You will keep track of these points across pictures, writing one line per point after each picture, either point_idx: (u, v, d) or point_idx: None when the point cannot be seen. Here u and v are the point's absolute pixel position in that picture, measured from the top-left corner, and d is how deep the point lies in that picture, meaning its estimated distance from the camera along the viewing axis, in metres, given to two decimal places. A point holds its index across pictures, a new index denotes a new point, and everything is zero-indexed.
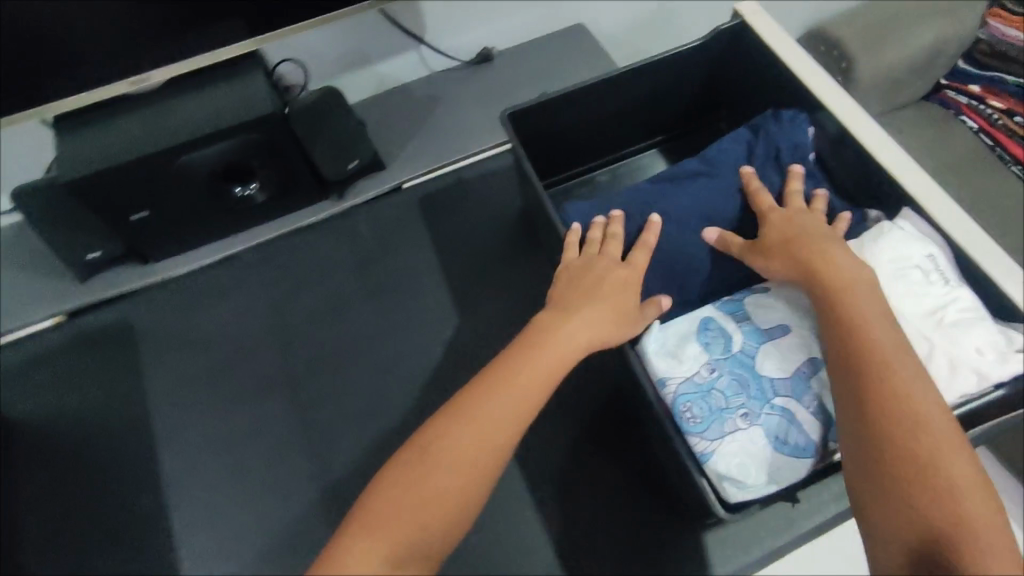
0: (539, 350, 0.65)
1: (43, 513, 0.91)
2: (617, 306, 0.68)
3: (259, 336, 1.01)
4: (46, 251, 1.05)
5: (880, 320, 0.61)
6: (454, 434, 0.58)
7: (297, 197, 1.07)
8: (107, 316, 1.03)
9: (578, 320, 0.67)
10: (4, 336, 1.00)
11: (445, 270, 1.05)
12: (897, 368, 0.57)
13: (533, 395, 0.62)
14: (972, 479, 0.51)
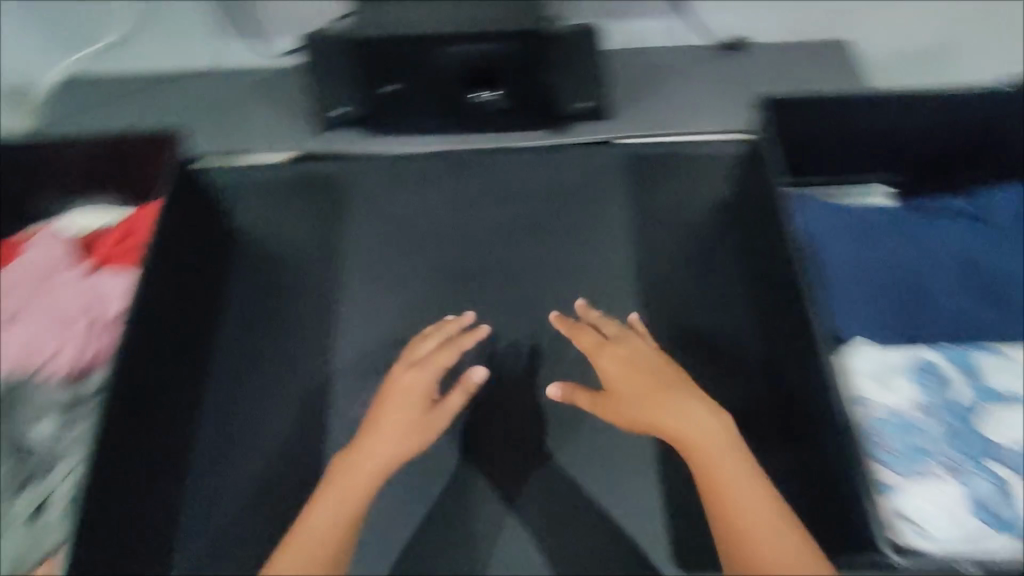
0: (358, 468, 0.76)
1: (230, 320, 1.00)
2: (416, 419, 0.80)
3: (445, 233, 1.06)
4: (300, 99, 1.17)
5: (679, 430, 0.75)
6: (314, 517, 0.74)
7: (523, 118, 1.11)
8: (328, 170, 1.10)
9: (388, 436, 0.78)
10: (240, 158, 1.08)
11: (634, 234, 1.04)
12: (732, 483, 0.72)
13: (357, 503, 0.75)
14: (788, 555, 0.67)
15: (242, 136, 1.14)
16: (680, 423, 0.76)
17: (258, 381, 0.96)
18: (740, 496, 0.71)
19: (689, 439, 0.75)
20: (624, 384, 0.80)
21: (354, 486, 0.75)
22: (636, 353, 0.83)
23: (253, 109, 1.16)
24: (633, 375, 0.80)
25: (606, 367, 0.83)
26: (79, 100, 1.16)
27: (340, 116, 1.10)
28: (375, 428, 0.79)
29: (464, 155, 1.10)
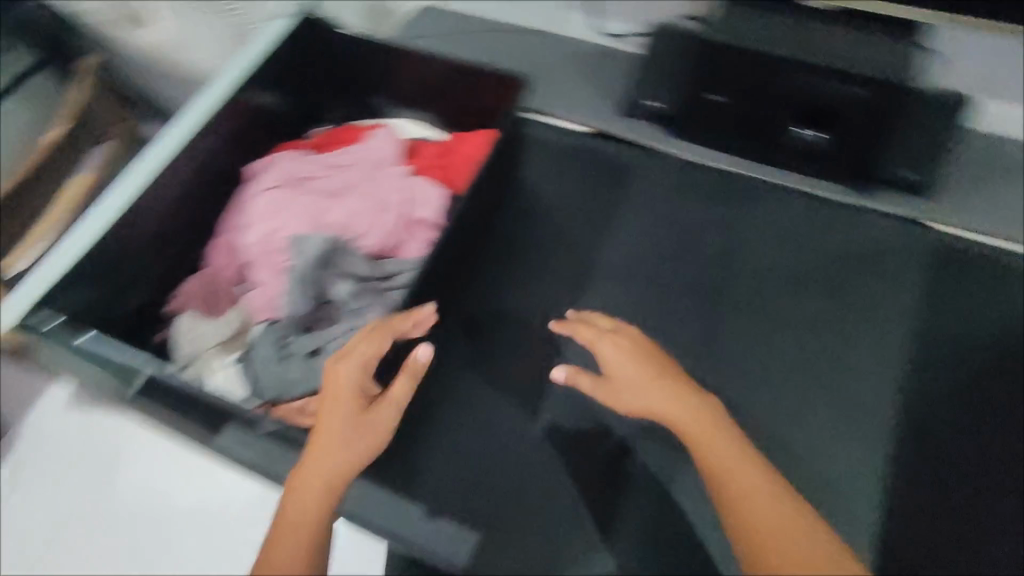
0: (318, 454, 0.72)
1: (494, 254, 1.08)
2: (357, 425, 0.74)
3: (710, 253, 1.08)
4: (614, 79, 1.22)
5: (670, 412, 0.71)
6: (282, 547, 0.68)
7: (836, 168, 1.05)
8: (623, 154, 1.16)
9: (343, 424, 0.74)
10: (553, 118, 1.18)
11: (904, 324, 0.99)
12: (735, 475, 0.66)
13: (338, 477, 0.71)
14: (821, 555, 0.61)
15: (555, 95, 1.20)
16: (643, 391, 0.73)
17: (497, 318, 1.03)
18: (743, 476, 0.66)
19: (670, 411, 0.71)
20: (620, 373, 0.76)
21: (332, 471, 0.71)
22: (631, 341, 0.79)
23: (574, 76, 1.22)
24: (631, 364, 0.76)
25: (608, 362, 0.77)
26: (433, 25, 1.31)
27: (650, 109, 1.12)
28: (329, 418, 0.74)
29: (758, 184, 1.10)
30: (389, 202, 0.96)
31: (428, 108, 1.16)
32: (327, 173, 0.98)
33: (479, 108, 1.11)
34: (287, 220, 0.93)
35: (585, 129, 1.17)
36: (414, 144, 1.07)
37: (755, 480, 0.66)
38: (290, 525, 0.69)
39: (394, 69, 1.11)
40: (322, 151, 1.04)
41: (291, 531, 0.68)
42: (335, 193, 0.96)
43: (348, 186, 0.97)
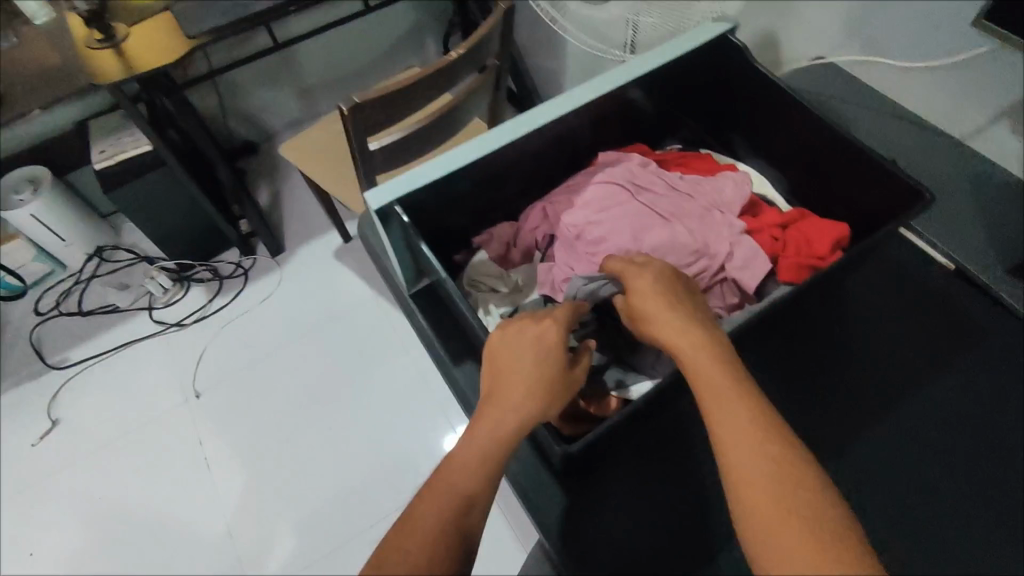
0: (501, 398, 0.67)
1: (775, 351, 0.97)
2: (546, 373, 0.69)
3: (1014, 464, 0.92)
4: (1015, 223, 1.03)
5: (679, 343, 0.63)
6: (453, 473, 0.61)
7: None
8: (982, 306, 1.02)
9: (530, 376, 0.68)
10: (915, 237, 1.07)
11: None
12: (717, 406, 0.56)
13: (512, 420, 0.65)
14: (809, 517, 0.48)
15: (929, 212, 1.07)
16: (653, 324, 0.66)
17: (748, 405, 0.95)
18: (735, 430, 0.54)
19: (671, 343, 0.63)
20: (636, 301, 0.68)
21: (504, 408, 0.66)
22: (662, 271, 0.71)
23: (962, 201, 1.07)
24: (656, 289, 0.68)
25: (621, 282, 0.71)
26: (827, 81, 1.22)
27: None
28: (511, 368, 0.69)
29: None
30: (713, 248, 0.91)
31: (784, 169, 1.11)
32: (663, 191, 0.96)
33: (841, 197, 1.02)
34: (610, 219, 0.94)
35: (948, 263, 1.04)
36: (758, 203, 1.01)
37: (745, 425, 0.54)
38: (460, 457, 0.63)
39: (776, 118, 1.06)
40: (666, 170, 1.03)
41: (459, 463, 0.63)
42: (662, 213, 0.94)
43: (678, 212, 0.94)
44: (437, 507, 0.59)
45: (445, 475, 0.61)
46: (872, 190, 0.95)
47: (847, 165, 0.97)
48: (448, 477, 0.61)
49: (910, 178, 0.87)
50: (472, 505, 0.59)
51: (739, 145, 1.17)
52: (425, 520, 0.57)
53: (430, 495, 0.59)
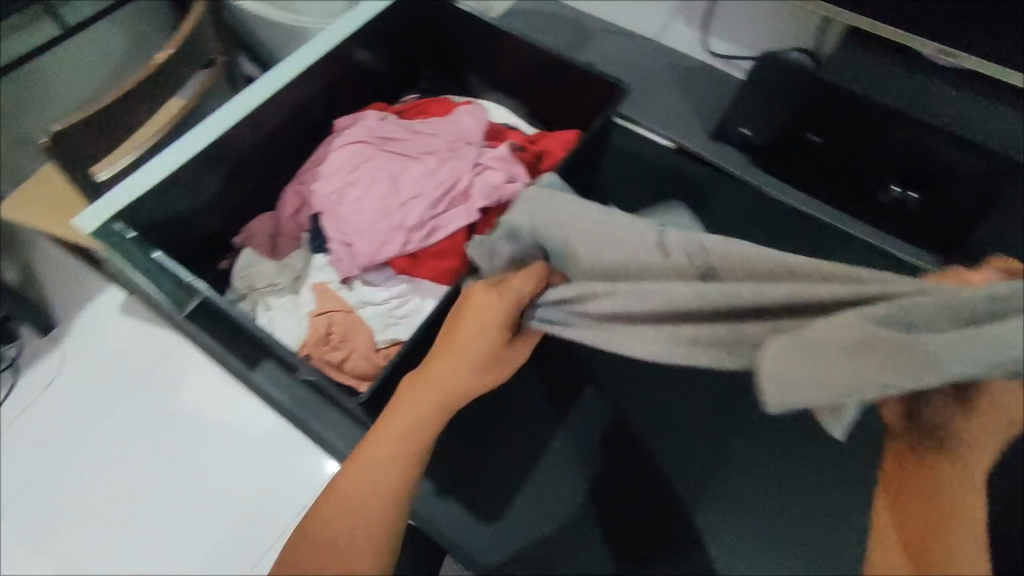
0: (441, 381, 0.60)
1: None
2: (489, 358, 0.61)
3: None
4: (708, 96, 1.20)
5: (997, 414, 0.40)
6: (363, 472, 0.57)
7: (922, 229, 1.03)
8: (701, 171, 1.15)
9: (476, 359, 0.60)
10: (638, 127, 1.18)
11: None
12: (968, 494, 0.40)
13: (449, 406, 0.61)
14: None
15: (645, 104, 1.20)
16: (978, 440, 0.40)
17: None
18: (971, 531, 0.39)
19: (981, 421, 0.40)
20: (998, 399, 0.39)
21: (448, 391, 0.60)
22: None
23: (667, 88, 1.22)
24: None
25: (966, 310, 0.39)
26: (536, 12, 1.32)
27: (742, 136, 1.11)
28: (459, 340, 0.61)
29: (832, 234, 1.09)
30: (450, 172, 0.93)
31: (511, 93, 1.16)
32: (407, 137, 0.99)
33: (562, 105, 1.11)
34: (365, 175, 0.94)
35: (668, 144, 1.17)
36: (499, 129, 1.07)
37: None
38: (392, 440, 0.58)
39: (487, 48, 1.11)
40: (406, 119, 1.05)
41: (391, 447, 0.58)
42: (411, 155, 0.96)
43: (426, 152, 0.97)
44: (345, 516, 0.56)
45: (379, 460, 0.58)
46: (577, 90, 1.06)
47: (552, 72, 1.07)
48: (361, 479, 0.57)
49: (594, 69, 1.00)
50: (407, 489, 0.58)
51: (470, 81, 1.19)
52: (360, 511, 0.56)
53: (361, 476, 0.57)
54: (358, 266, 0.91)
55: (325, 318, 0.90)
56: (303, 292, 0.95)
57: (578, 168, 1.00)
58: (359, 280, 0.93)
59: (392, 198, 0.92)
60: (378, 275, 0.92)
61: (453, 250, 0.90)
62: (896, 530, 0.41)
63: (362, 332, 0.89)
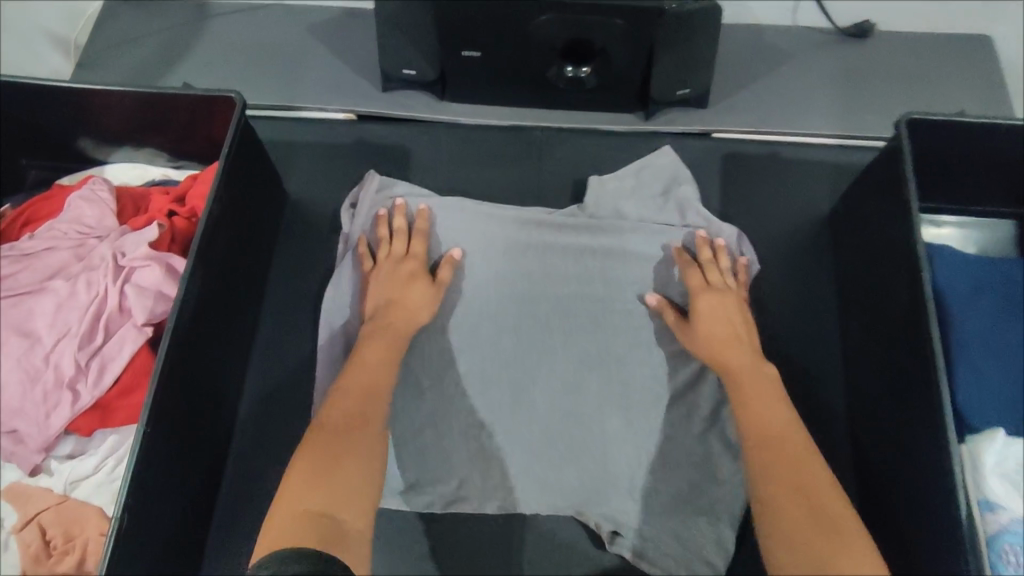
0: (392, 326, 0.82)
1: (281, 294, 0.93)
2: (406, 272, 0.86)
3: None
4: (365, 47, 1.07)
5: (720, 345, 0.81)
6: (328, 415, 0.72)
7: (613, 98, 1.01)
8: (394, 133, 1.03)
9: (400, 289, 0.85)
10: (300, 112, 1.03)
11: None
12: (752, 405, 0.75)
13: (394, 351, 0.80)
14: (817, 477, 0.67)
15: (304, 85, 1.05)
16: (718, 328, 0.82)
17: (284, 368, 0.89)
18: (763, 413, 0.74)
19: (716, 347, 0.81)
20: (696, 324, 0.83)
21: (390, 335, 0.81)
22: (717, 306, 0.83)
23: (321, 56, 1.07)
24: (744, 364, 0.79)
25: (695, 280, 0.86)
26: (144, 31, 1.10)
27: (411, 77, 1.01)
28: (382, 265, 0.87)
29: (545, 134, 1.04)
30: (89, 282, 0.75)
31: (141, 143, 0.94)
32: (14, 268, 0.77)
33: (206, 135, 0.92)
34: None
35: (346, 115, 1.03)
36: (137, 196, 0.87)
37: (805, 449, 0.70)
38: (366, 372, 0.77)
39: (75, 108, 0.88)
40: (14, 239, 0.82)
41: (364, 380, 0.76)
42: (31, 289, 0.75)
43: (50, 275, 0.77)
44: (309, 468, 0.66)
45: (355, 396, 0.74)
46: (212, 115, 0.88)
47: (171, 107, 0.87)
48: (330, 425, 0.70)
49: (211, 91, 0.82)
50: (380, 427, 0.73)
51: (86, 147, 0.95)
52: (336, 441, 0.68)
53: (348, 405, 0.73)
54: (37, 450, 0.72)
55: (33, 525, 0.72)
56: None
57: (237, 205, 0.83)
58: (54, 459, 0.74)
59: (29, 355, 0.72)
60: (72, 442, 0.74)
61: (138, 378, 0.74)
62: (765, 458, 0.69)
63: (90, 515, 0.73)
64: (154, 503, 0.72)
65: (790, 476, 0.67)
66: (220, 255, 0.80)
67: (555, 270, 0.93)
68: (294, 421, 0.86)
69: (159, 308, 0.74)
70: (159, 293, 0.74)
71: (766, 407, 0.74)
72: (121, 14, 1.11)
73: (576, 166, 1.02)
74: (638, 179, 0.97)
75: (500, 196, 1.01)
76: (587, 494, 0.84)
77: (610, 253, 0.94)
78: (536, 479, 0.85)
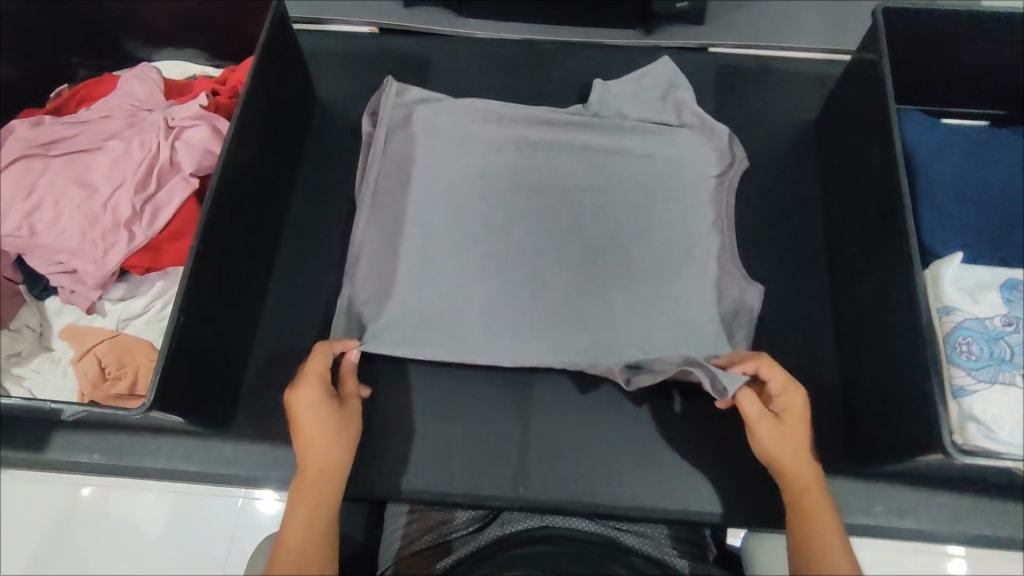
0: (313, 478, 0.69)
1: (310, 180, 1.00)
2: (319, 409, 0.72)
3: None
4: None
5: (790, 455, 0.71)
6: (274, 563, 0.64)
7: (616, 13, 1.10)
8: (414, 44, 1.12)
9: (320, 441, 0.71)
10: (327, 24, 1.12)
11: None
12: (807, 493, 0.70)
13: (335, 486, 0.70)
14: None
15: (331, 1, 1.13)
16: (800, 437, 0.72)
17: (311, 242, 0.96)
18: (816, 528, 0.68)
19: (793, 457, 0.71)
20: (786, 434, 0.72)
21: (320, 471, 0.70)
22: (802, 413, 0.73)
23: None
24: (797, 455, 0.71)
25: (784, 380, 0.73)
26: None
27: None
28: (296, 419, 0.72)
29: (553, 46, 1.12)
30: (142, 141, 0.83)
31: (183, 43, 1.03)
32: (72, 131, 0.85)
33: (243, 33, 1.00)
34: (46, 190, 0.80)
35: (370, 29, 1.12)
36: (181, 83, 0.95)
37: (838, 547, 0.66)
38: (298, 505, 0.68)
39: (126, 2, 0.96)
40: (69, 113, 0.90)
41: (298, 514, 0.67)
42: (89, 148, 0.83)
43: (106, 138, 0.84)
44: None
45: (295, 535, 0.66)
46: (252, 13, 0.97)
47: (216, 3, 0.96)
48: None
49: None
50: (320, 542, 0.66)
51: (132, 46, 1.03)
52: None
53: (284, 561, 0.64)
54: (95, 288, 0.79)
55: (88, 355, 0.78)
56: (56, 343, 0.82)
57: (272, 87, 0.91)
58: (107, 301, 0.82)
59: (89, 202, 0.80)
60: (124, 286, 0.82)
61: (187, 225, 0.82)
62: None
63: (140, 347, 0.80)
64: (201, 333, 0.79)
65: None
66: (258, 126, 0.88)
67: (561, 164, 0.98)
68: (321, 288, 0.94)
69: (205, 162, 0.82)
70: (205, 148, 0.82)
71: (803, 488, 0.71)
72: None
73: (582, 75, 1.10)
74: (640, 86, 1.00)
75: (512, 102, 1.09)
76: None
77: (615, 150, 0.99)
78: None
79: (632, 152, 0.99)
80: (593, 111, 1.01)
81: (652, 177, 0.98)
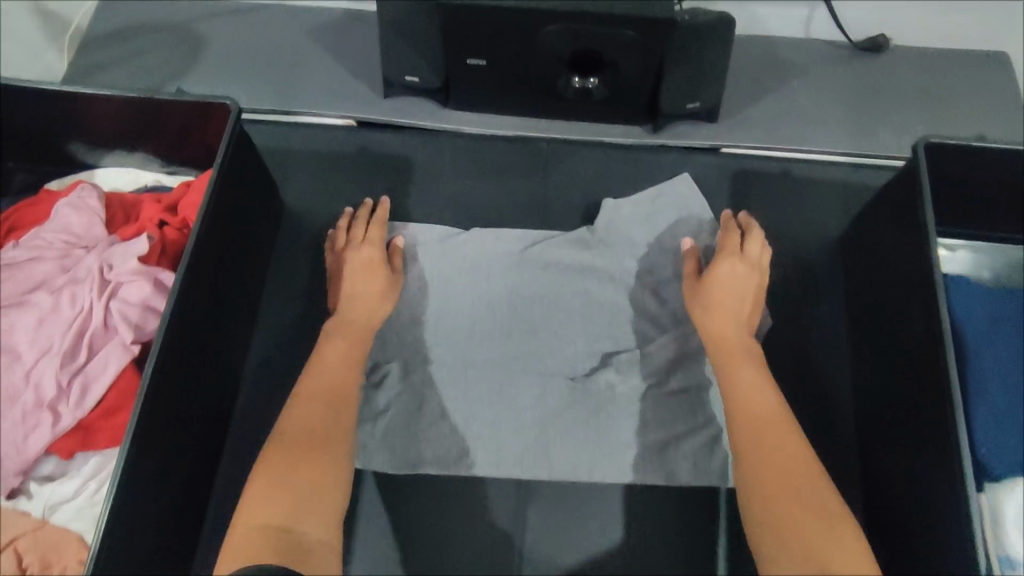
0: (353, 322, 0.81)
1: (276, 307, 0.89)
2: (380, 280, 0.84)
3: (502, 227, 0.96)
4: (366, 52, 1.04)
5: (721, 333, 0.79)
6: (299, 420, 0.71)
7: (622, 108, 0.97)
8: (395, 141, 1.00)
9: (374, 295, 0.83)
10: (297, 117, 1.00)
11: None
12: (737, 381, 0.75)
13: (362, 350, 0.80)
14: (784, 445, 0.69)
15: (304, 90, 1.01)
16: (726, 301, 0.80)
17: (274, 384, 0.86)
18: (750, 405, 0.73)
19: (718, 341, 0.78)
20: (712, 302, 0.80)
21: (358, 333, 0.81)
22: (734, 283, 0.81)
23: (319, 60, 1.03)
24: (727, 325, 0.79)
25: (728, 248, 0.83)
26: (139, 31, 1.06)
27: (413, 84, 0.98)
28: (358, 277, 0.83)
29: (550, 145, 1.00)
30: (76, 296, 0.71)
31: (131, 149, 0.91)
32: None
33: (199, 142, 0.88)
34: None
35: (346, 121, 1.00)
36: (129, 202, 0.83)
37: (771, 422, 0.71)
38: (335, 367, 0.77)
39: (65, 115, 0.85)
40: None
41: (335, 377, 0.76)
42: (12, 303, 0.72)
43: (33, 287, 0.73)
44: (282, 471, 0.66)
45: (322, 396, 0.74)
46: (204, 123, 0.84)
47: (164, 114, 0.83)
48: (292, 442, 0.69)
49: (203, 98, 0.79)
50: (344, 407, 0.74)
51: (74, 151, 0.91)
52: (296, 457, 0.67)
53: (308, 420, 0.71)
54: (15, 472, 0.69)
55: (9, 549, 0.68)
56: None
57: (229, 222, 0.80)
58: (33, 481, 0.70)
59: (8, 372, 0.69)
60: (53, 463, 0.71)
61: (124, 398, 0.70)
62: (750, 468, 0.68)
63: (70, 540, 0.69)
64: (136, 531, 0.69)
65: (764, 459, 0.68)
66: (210, 269, 0.76)
67: (559, 297, 0.89)
68: None
69: (148, 326, 0.71)
70: (146, 308, 0.71)
71: (730, 370, 0.76)
72: (114, 15, 1.07)
73: (580, 180, 0.99)
74: (654, 208, 0.93)
75: (504, 211, 0.98)
76: (587, 530, 0.81)
77: (621, 280, 0.90)
78: (536, 510, 0.82)
79: (641, 291, 0.89)
80: (599, 237, 0.92)
81: (658, 315, 0.88)
